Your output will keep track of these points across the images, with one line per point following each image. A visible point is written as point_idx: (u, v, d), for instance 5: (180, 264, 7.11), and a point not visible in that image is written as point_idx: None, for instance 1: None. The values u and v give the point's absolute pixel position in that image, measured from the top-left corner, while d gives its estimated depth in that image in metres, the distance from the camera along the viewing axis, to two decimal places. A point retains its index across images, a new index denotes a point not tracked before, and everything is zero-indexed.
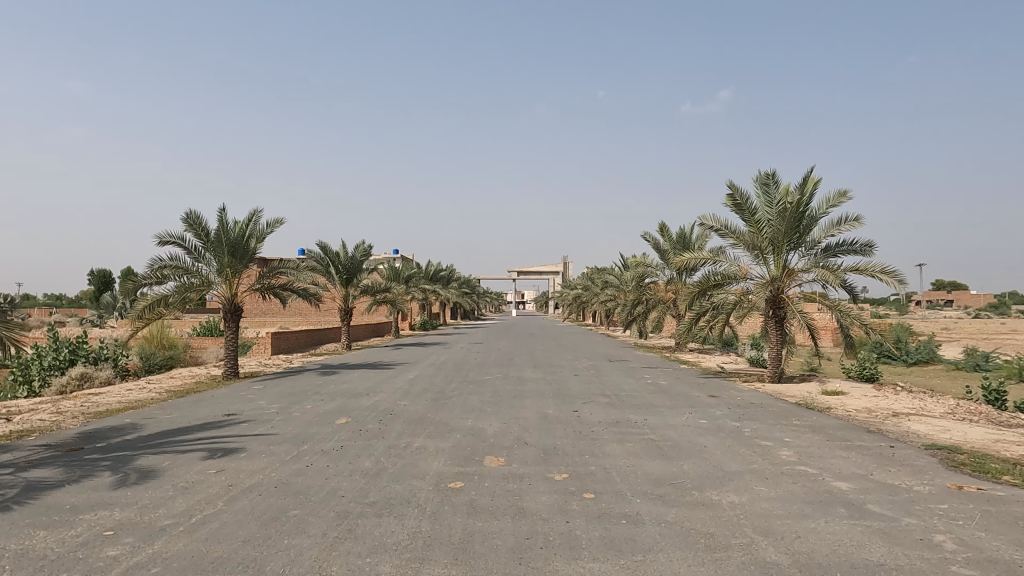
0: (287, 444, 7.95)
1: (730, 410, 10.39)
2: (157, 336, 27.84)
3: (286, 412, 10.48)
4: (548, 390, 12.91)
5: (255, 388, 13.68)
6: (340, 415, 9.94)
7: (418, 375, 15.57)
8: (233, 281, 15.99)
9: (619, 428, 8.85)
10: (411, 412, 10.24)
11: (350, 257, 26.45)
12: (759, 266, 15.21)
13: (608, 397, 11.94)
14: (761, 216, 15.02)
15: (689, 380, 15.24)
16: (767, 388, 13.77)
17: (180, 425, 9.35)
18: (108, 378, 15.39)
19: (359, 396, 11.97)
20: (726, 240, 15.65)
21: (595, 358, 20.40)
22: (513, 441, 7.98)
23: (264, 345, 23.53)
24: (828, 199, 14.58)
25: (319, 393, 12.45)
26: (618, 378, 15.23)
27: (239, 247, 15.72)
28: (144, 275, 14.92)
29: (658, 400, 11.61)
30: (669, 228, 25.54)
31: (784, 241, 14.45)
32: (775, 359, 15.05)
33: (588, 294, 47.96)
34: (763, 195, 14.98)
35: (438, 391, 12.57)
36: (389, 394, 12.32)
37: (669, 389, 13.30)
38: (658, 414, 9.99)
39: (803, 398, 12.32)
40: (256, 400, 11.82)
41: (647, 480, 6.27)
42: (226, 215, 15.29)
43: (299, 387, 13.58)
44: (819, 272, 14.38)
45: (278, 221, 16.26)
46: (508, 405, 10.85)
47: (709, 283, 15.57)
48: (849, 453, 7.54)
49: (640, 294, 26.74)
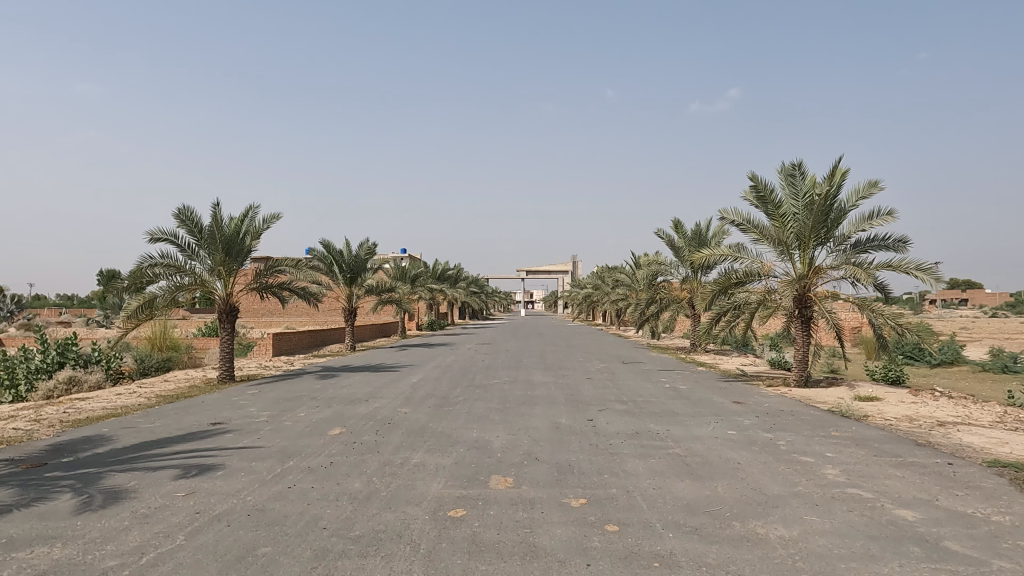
0: (272, 460, 7.14)
1: (759, 420, 9.50)
2: (158, 337, 27.30)
3: (277, 420, 9.69)
4: (560, 395, 12.05)
5: (249, 393, 12.92)
6: (334, 424, 9.15)
7: (422, 379, 14.77)
8: (228, 280, 15.27)
9: (640, 441, 7.99)
10: (411, 421, 9.44)
11: (354, 256, 25.70)
12: (784, 262, 14.27)
13: (625, 404, 11.08)
14: (786, 209, 14.11)
15: (709, 384, 14.34)
16: (795, 393, 12.84)
17: (159, 437, 8.59)
18: (97, 382, 14.76)
19: (357, 403, 11.18)
20: (749, 236, 14.73)
21: (607, 360, 19.53)
22: (523, 457, 7.13)
23: (265, 347, 22.83)
24: (858, 191, 13.65)
25: (315, 400, 11.67)
26: (634, 382, 14.33)
27: (234, 244, 15.01)
28: (134, 274, 14.17)
29: (679, 407, 10.73)
30: (684, 224, 24.64)
31: (811, 236, 13.54)
32: (801, 362, 14.11)
33: (598, 293, 46.94)
34: (789, 187, 14.06)
35: (442, 397, 11.75)
36: (390, 400, 11.53)
37: (690, 394, 12.42)
38: (681, 424, 9.13)
39: (836, 405, 11.39)
40: (247, 407, 11.03)
41: (678, 507, 5.41)
42: (220, 211, 14.55)
43: (295, 392, 12.81)
44: (849, 268, 13.43)
45: (275, 217, 15.54)
46: (516, 414, 10.01)
47: (730, 281, 14.63)
48: (903, 472, 6.64)
49: (653, 293, 25.84)
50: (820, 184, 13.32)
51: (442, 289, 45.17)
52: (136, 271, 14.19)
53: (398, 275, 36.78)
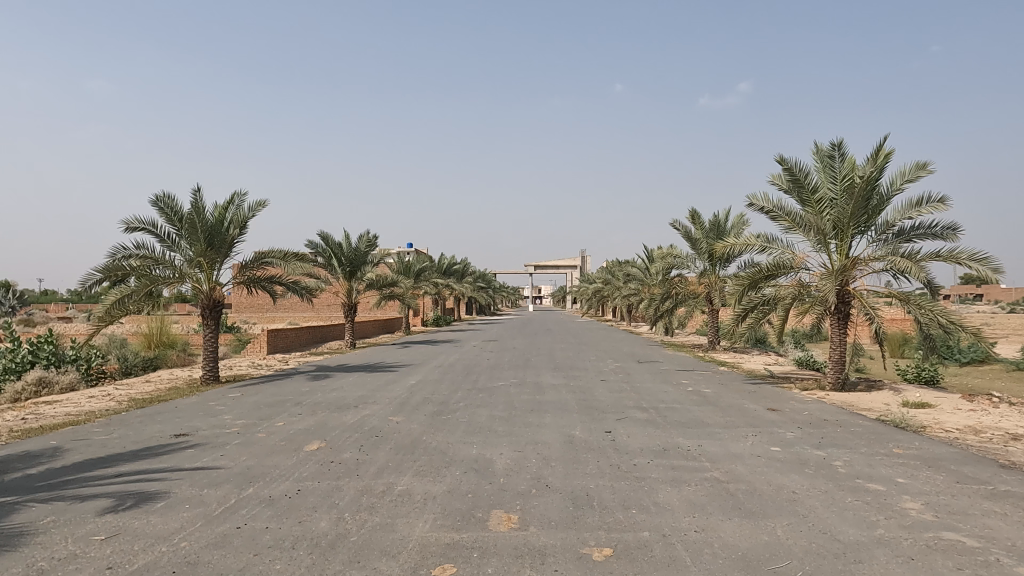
0: (229, 485, 5.92)
1: (803, 434, 8.22)
2: (152, 333, 26.30)
3: (251, 431, 8.52)
4: (572, 400, 10.80)
5: (230, 397, 11.77)
6: (313, 438, 7.95)
7: (421, 380, 13.57)
8: (211, 273, 14.11)
9: (669, 462, 6.75)
10: (402, 434, 8.22)
11: (353, 248, 24.54)
12: (818, 253, 12.94)
13: (646, 411, 9.84)
14: (822, 194, 12.78)
15: (735, 387, 13.07)
16: (835, 399, 11.52)
17: (111, 453, 7.43)
18: (70, 383, 13.68)
19: (346, 410, 9.99)
20: (779, 224, 13.39)
21: (622, 359, 18.26)
22: (530, 484, 5.89)
23: (260, 344, 21.73)
24: (903, 174, 12.31)
25: (300, 406, 10.48)
26: (653, 385, 13.06)
27: (216, 234, 13.85)
28: (107, 267, 13.05)
29: (707, 416, 9.46)
30: (700, 215, 23.29)
31: (851, 223, 12.21)
32: (838, 363, 12.78)
33: (609, 289, 45.54)
34: (827, 170, 12.75)
35: (441, 403, 10.55)
36: (382, 406, 10.33)
37: (717, 399, 11.15)
38: (714, 438, 7.89)
39: (884, 413, 10.08)
40: (222, 414, 9.85)
41: (732, 562, 4.15)
42: (200, 197, 13.42)
43: (280, 396, 11.64)
44: (893, 258, 12.09)
45: (261, 203, 14.37)
46: (523, 424, 8.78)
47: (760, 273, 13.24)
48: (1003, 506, 5.36)
49: (669, 288, 24.50)
50: (862, 166, 12.01)
51: (447, 284, 43.93)
52: (107, 264, 13.05)
53: (401, 269, 35.52)
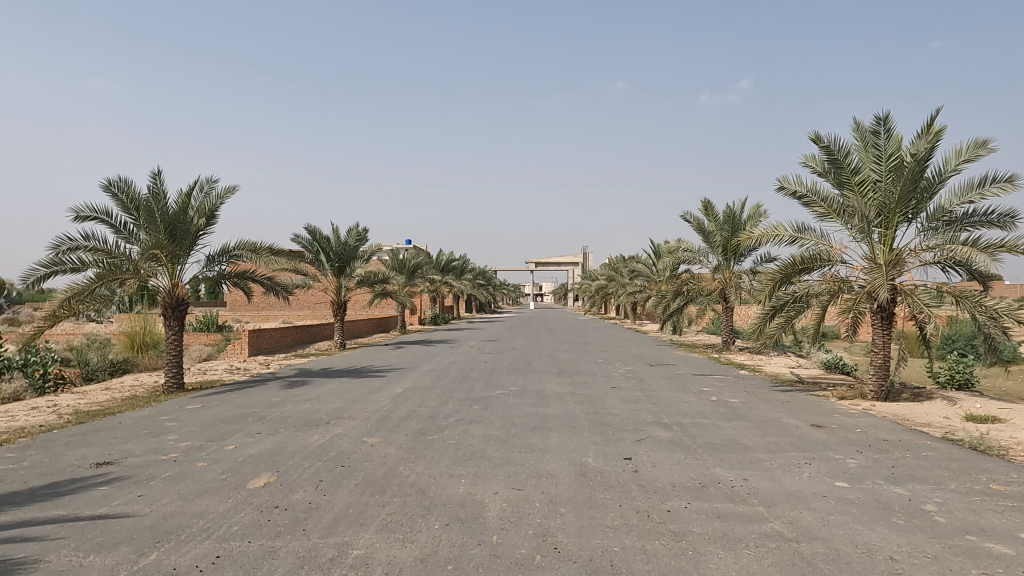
0: (126, 549, 4.38)
1: (869, 463, 6.68)
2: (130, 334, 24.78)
3: (192, 457, 6.98)
4: (582, 415, 9.25)
5: (187, 410, 10.23)
6: (264, 469, 6.40)
7: (409, 388, 12.06)
8: (173, 267, 12.58)
9: (715, 508, 5.20)
10: (375, 462, 6.67)
11: (343, 243, 23.03)
12: (860, 244, 11.37)
13: (669, 429, 8.31)
14: (863, 175, 11.23)
15: (765, 395, 11.54)
16: (884, 411, 9.96)
17: (3, 491, 5.89)
18: (15, 393, 12.16)
19: (314, 429, 8.45)
20: (813, 211, 11.82)
21: (632, 362, 16.77)
22: (534, 548, 4.34)
23: (240, 345, 20.24)
24: (959, 152, 10.78)
25: (262, 422, 8.94)
26: (672, 394, 11.54)
27: (178, 223, 12.32)
28: (53, 261, 11.46)
29: (743, 436, 7.93)
30: (714, 206, 21.73)
31: (899, 208, 10.66)
32: (883, 369, 11.20)
33: (613, 286, 43.95)
34: (869, 148, 11.19)
35: (428, 419, 9.00)
36: (358, 423, 8.79)
37: (748, 411, 9.64)
38: (761, 470, 6.35)
39: (950, 430, 8.53)
40: (167, 433, 8.33)
41: None
42: (159, 181, 11.87)
43: (244, 409, 10.09)
44: (948, 247, 10.53)
45: (230, 190, 12.86)
46: (524, 448, 7.23)
47: (794, 267, 11.64)
48: None
49: (680, 284, 22.97)
50: (914, 143, 10.47)
51: (446, 280, 42.40)
52: (52, 258, 11.49)
53: (396, 266, 34.01)
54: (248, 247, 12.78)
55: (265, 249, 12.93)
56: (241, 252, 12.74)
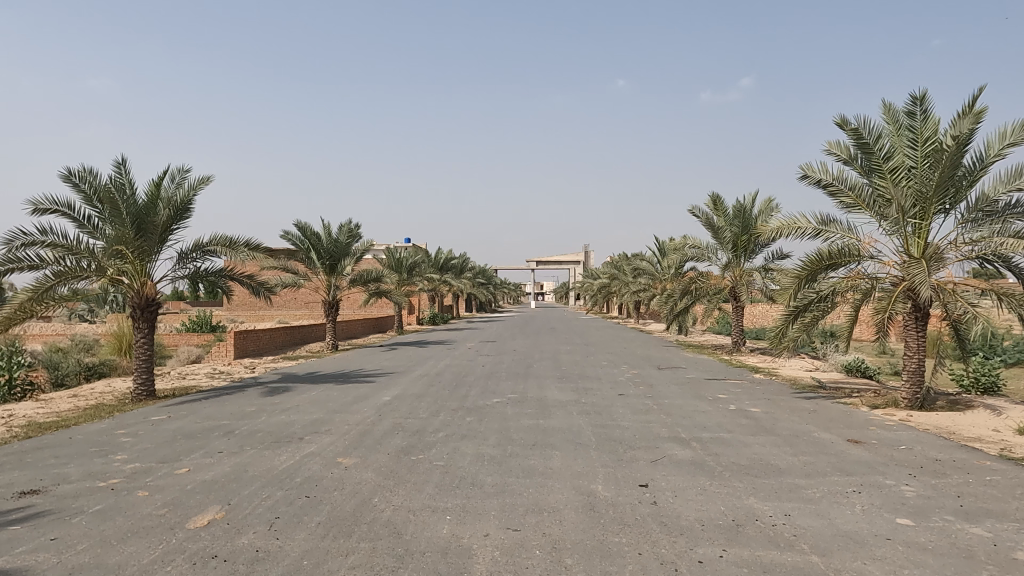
0: None
1: (928, 491, 5.67)
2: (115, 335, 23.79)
3: (134, 484, 5.98)
4: (588, 428, 8.26)
5: (149, 423, 9.22)
6: (213, 502, 5.38)
7: (397, 396, 11.04)
8: (141, 264, 11.59)
9: (757, 559, 4.18)
10: (345, 492, 5.65)
11: (334, 240, 22.06)
12: (892, 237, 10.32)
13: (688, 446, 7.30)
14: (895, 161, 10.20)
15: (788, 404, 10.52)
16: (924, 423, 8.92)
17: None
18: None
19: (285, 446, 7.45)
20: (839, 201, 10.81)
21: (638, 365, 15.73)
22: None
23: (226, 348, 19.25)
24: (1003, 135, 9.77)
25: (228, 438, 7.93)
26: (685, 402, 10.53)
27: (146, 217, 11.31)
28: (6, 258, 10.47)
29: (774, 455, 6.91)
30: (723, 200, 20.70)
31: (937, 197, 9.63)
32: (918, 374, 10.14)
33: (617, 284, 42.98)
34: (903, 132, 10.14)
35: (414, 434, 7.98)
36: (335, 439, 7.78)
37: (773, 424, 8.63)
38: (804, 502, 5.34)
39: (1007, 446, 7.49)
40: (117, 452, 7.32)
41: None
42: (123, 169, 10.86)
43: (212, 422, 9.08)
44: (993, 239, 9.53)
45: (203, 180, 11.82)
46: (522, 472, 6.22)
47: (821, 262, 10.58)
48: None
49: (687, 283, 21.96)
50: (954, 124, 9.45)
51: (445, 279, 41.38)
52: (6, 255, 10.49)
53: (393, 265, 32.97)
54: (224, 242, 11.77)
55: (242, 245, 11.91)
56: (215, 247, 11.73)
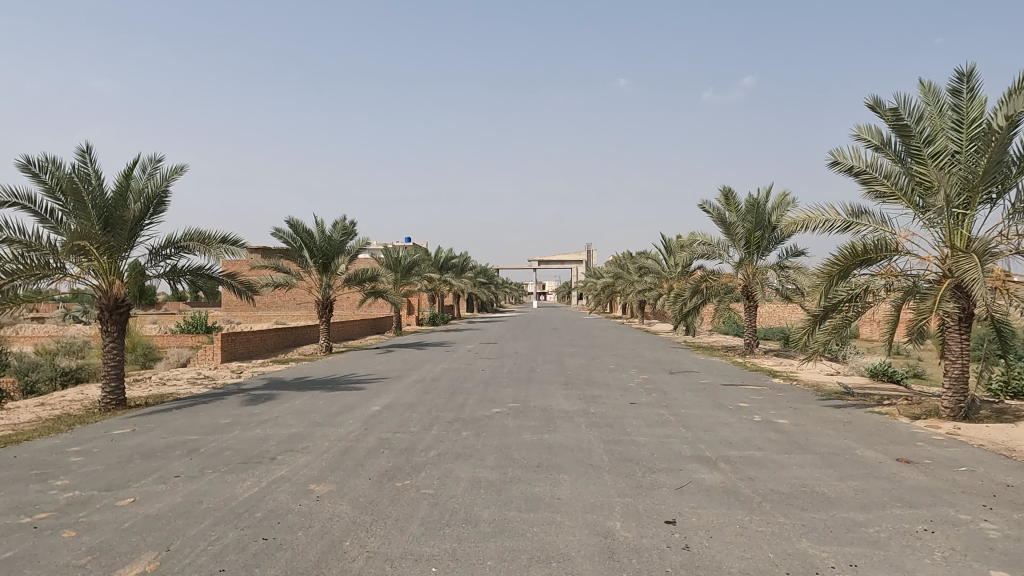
0: None
1: (1015, 529, 4.69)
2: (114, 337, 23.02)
3: (64, 520, 5.02)
4: (599, 445, 7.29)
5: (109, 438, 8.26)
6: (149, 547, 4.42)
7: (387, 406, 10.08)
8: (110, 262, 10.67)
9: None
10: (311, 532, 4.68)
11: (327, 237, 21.17)
12: (934, 230, 9.34)
13: (717, 469, 6.33)
14: (937, 145, 9.24)
15: (817, 414, 9.54)
16: (977, 437, 7.93)
17: None
18: None
19: (253, 468, 6.48)
20: (875, 189, 9.86)
21: (648, 370, 14.75)
22: None
23: (213, 351, 18.32)
24: None
25: (191, 458, 6.97)
26: (705, 412, 9.54)
27: (114, 211, 10.38)
28: None
29: (818, 480, 5.95)
30: (735, 194, 19.71)
31: (985, 184, 8.67)
32: (963, 381, 9.15)
33: (621, 284, 42.08)
34: (946, 113, 9.19)
35: (401, 453, 7.01)
36: (311, 459, 6.83)
37: (807, 440, 7.65)
38: (869, 547, 4.37)
39: None
40: (60, 476, 6.36)
41: None
42: (86, 159, 9.90)
43: (178, 438, 8.10)
44: None
45: (177, 170, 10.83)
46: (524, 504, 5.25)
47: (855, 257, 9.60)
48: None
49: (697, 282, 20.98)
50: (1006, 103, 8.47)
51: (444, 279, 40.40)
52: None
53: (390, 264, 31.95)
54: (198, 238, 10.83)
55: (218, 242, 10.96)
56: (188, 243, 10.80)
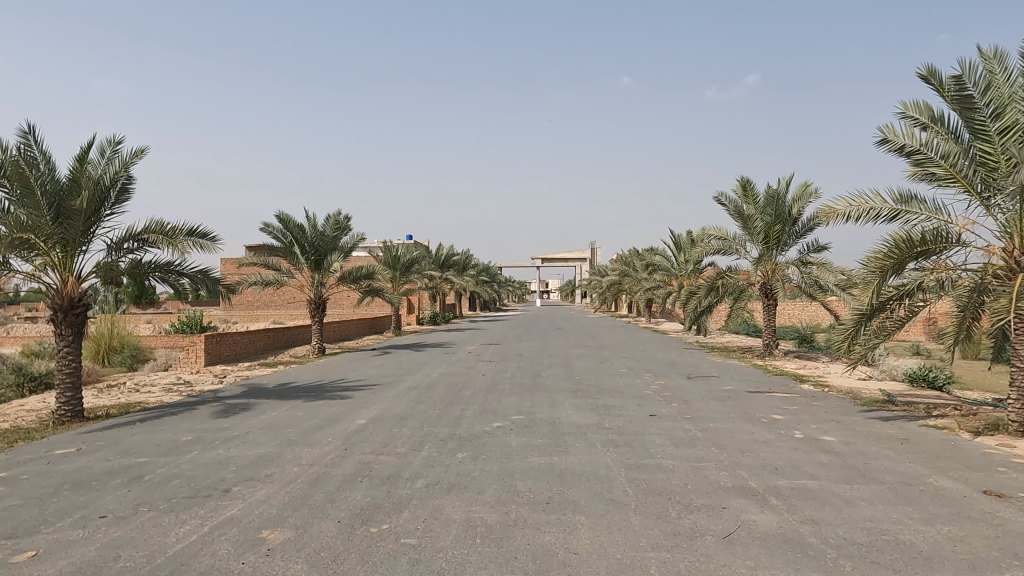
0: None
1: None
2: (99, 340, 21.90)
3: None
4: (619, 472, 6.09)
5: (46, 461, 7.08)
6: None
7: (375, 419, 8.89)
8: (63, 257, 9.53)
9: None
10: None
11: (319, 232, 20.00)
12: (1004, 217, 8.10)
13: (769, 507, 5.13)
14: (1006, 119, 8.00)
15: (865, 428, 8.32)
16: None
17: None
18: None
19: (199, 505, 5.30)
20: (930, 170, 8.63)
21: (663, 374, 13.53)
22: None
23: (196, 353, 17.17)
24: None
25: (129, 489, 5.78)
26: (736, 426, 8.34)
27: (65, 199, 9.25)
28: None
29: (899, 524, 4.74)
30: (753, 185, 18.49)
31: None
32: None
33: (628, 281, 40.83)
34: (1016, 82, 7.97)
35: (381, 483, 5.81)
36: (273, 491, 5.64)
37: (866, 465, 6.44)
38: None
39: None
40: None
41: None
42: (31, 140, 8.76)
43: (125, 461, 6.92)
44: None
45: (139, 153, 9.66)
46: (530, 563, 4.06)
47: (910, 249, 8.37)
48: None
49: (712, 279, 19.74)
50: None
51: (445, 277, 39.16)
52: None
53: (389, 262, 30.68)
54: (162, 230, 9.67)
55: (184, 235, 9.81)
56: (150, 236, 9.63)
